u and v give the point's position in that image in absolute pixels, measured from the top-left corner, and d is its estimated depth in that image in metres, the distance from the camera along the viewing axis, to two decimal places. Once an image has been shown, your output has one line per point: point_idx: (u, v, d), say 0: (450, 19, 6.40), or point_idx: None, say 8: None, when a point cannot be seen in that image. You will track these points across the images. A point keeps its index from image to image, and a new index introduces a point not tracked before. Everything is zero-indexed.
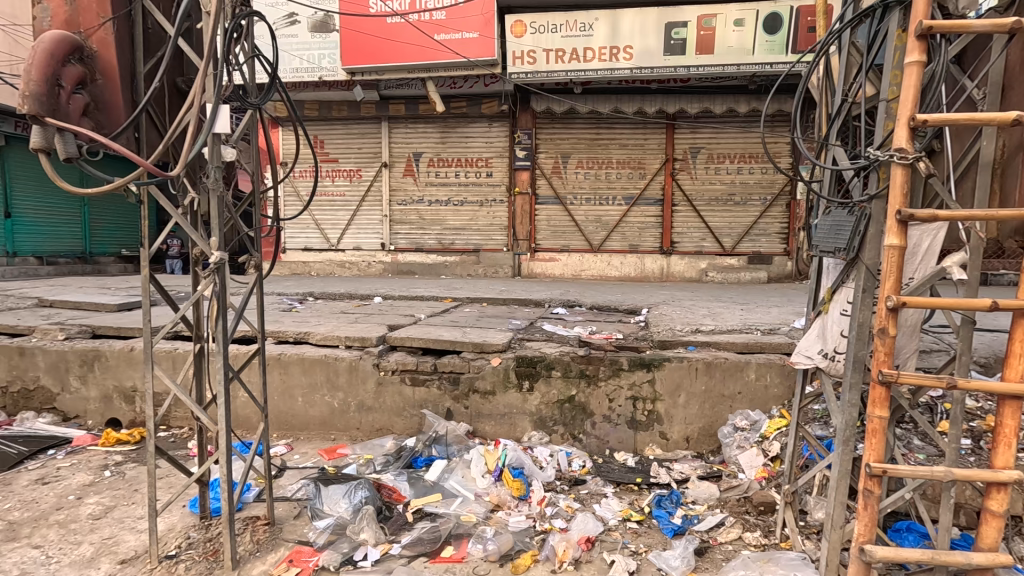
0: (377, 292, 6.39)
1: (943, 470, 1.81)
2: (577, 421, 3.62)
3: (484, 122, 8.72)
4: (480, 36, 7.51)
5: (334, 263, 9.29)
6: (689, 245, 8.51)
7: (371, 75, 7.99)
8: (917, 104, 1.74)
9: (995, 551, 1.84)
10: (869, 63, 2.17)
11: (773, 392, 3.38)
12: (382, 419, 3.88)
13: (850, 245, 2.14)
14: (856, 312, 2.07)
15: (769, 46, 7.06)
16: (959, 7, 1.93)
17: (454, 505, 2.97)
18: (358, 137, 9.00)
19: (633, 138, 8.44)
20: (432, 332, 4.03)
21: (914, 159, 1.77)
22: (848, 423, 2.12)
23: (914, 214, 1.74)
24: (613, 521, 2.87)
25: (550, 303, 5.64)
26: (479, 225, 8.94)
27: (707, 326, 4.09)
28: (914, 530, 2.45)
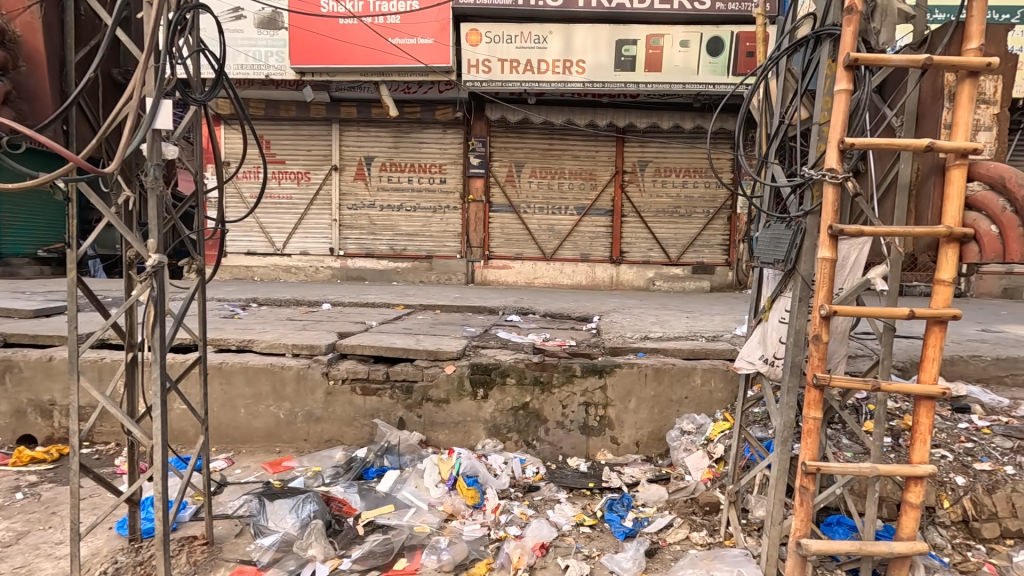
0: (326, 298, 6.22)
1: (869, 467, 1.96)
2: (531, 428, 3.64)
3: (438, 129, 8.68)
4: (435, 43, 7.52)
5: (280, 268, 8.94)
6: (638, 255, 8.79)
7: (322, 75, 7.77)
8: (845, 129, 1.89)
9: (913, 539, 2.01)
10: (804, 88, 2.34)
11: (717, 396, 3.54)
12: (331, 429, 3.75)
13: (787, 257, 2.28)
14: (794, 320, 2.21)
15: (712, 67, 7.46)
16: (879, 42, 2.10)
17: (408, 516, 2.91)
18: (307, 138, 8.74)
19: (585, 150, 8.66)
20: (384, 340, 3.95)
21: (843, 179, 1.93)
22: (786, 424, 2.25)
23: (843, 229, 1.89)
24: (566, 526, 2.90)
25: (504, 311, 5.67)
26: (432, 231, 8.86)
27: (655, 333, 4.24)
28: (843, 523, 2.62)
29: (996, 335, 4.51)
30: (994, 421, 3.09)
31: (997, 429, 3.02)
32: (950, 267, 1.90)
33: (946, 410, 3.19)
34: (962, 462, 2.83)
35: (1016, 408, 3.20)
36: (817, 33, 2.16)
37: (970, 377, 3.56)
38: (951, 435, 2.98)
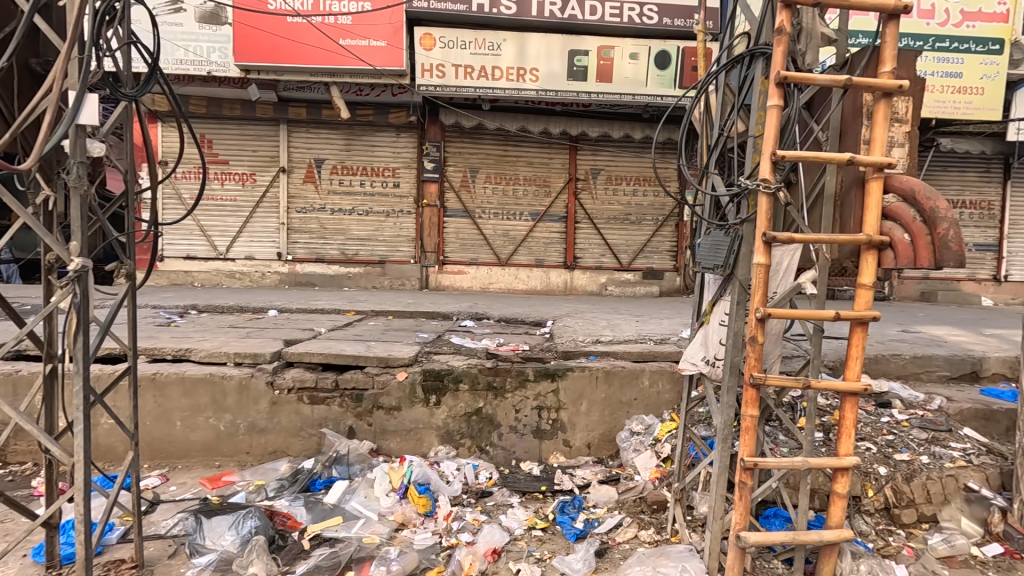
0: (273, 305, 5.99)
1: (801, 460, 2.09)
2: (484, 433, 3.63)
3: (391, 132, 8.58)
4: (388, 45, 7.43)
5: (222, 273, 8.54)
6: (590, 260, 8.97)
7: (268, 74, 7.49)
8: (777, 142, 2.02)
9: (841, 527, 2.16)
10: (741, 102, 2.46)
11: (665, 397, 3.66)
12: (276, 440, 3.61)
13: (726, 262, 2.39)
14: (732, 323, 2.32)
15: (659, 79, 7.74)
16: (806, 63, 2.26)
17: (357, 527, 2.84)
18: (253, 138, 8.43)
19: (539, 157, 8.78)
20: (333, 347, 3.84)
21: (775, 189, 2.05)
22: (726, 422, 2.35)
23: (776, 236, 2.01)
24: (518, 531, 2.91)
25: (458, 316, 5.65)
26: (385, 235, 8.72)
27: (606, 337, 4.34)
28: (780, 515, 2.75)
29: (913, 335, 4.89)
30: (911, 414, 3.34)
31: (914, 422, 3.27)
32: (871, 273, 2.06)
33: (870, 405, 3.43)
34: (884, 453, 3.05)
35: (930, 401, 3.47)
36: (751, 51, 2.29)
37: (891, 373, 3.85)
38: (875, 429, 3.21)
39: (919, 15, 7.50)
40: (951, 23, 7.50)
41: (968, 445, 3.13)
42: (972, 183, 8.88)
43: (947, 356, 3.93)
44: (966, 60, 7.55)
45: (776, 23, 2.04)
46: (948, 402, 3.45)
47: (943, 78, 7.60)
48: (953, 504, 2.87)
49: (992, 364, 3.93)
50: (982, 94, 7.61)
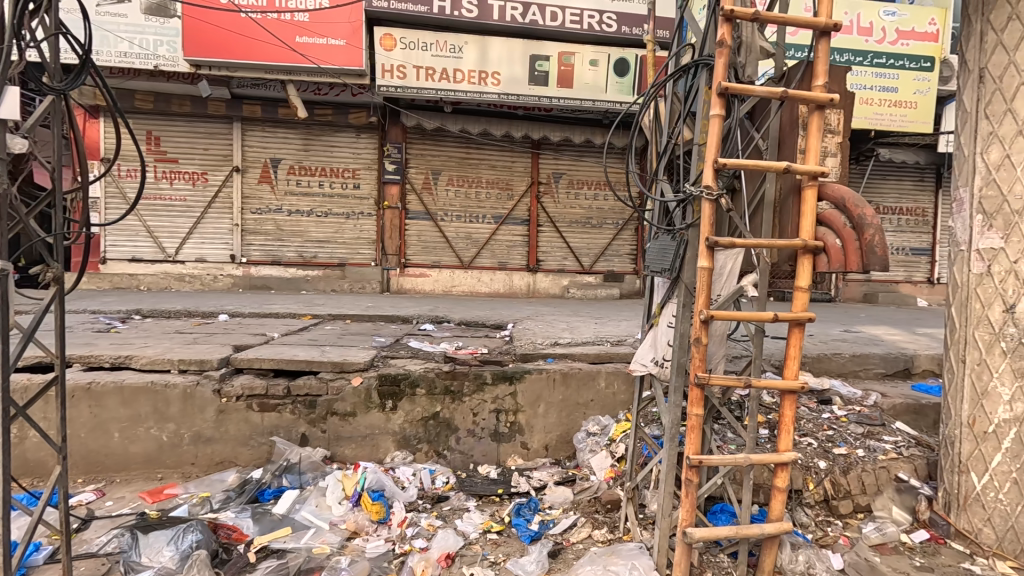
0: (223, 309, 5.77)
1: (745, 457, 2.17)
2: (441, 437, 3.61)
3: (351, 133, 8.44)
4: (347, 44, 7.29)
5: (171, 276, 8.17)
6: (553, 263, 9.05)
7: (221, 70, 7.22)
8: (719, 150, 2.10)
9: (781, 520, 2.26)
10: (687, 110, 2.54)
11: (620, 398, 3.73)
12: (224, 450, 3.48)
13: (673, 266, 2.46)
14: (679, 324, 2.38)
15: (618, 86, 7.91)
16: (746, 75, 2.36)
17: (306, 538, 2.78)
18: (204, 136, 8.13)
19: (501, 160, 8.82)
20: (285, 352, 3.73)
21: (717, 196, 2.14)
22: (673, 421, 2.41)
23: (718, 241, 2.09)
24: (474, 535, 2.91)
25: (418, 320, 5.59)
26: (345, 238, 8.55)
27: (564, 339, 4.39)
28: (726, 510, 2.84)
29: (855, 335, 5.15)
30: (849, 410, 3.53)
31: (852, 417, 3.46)
32: (807, 276, 2.17)
33: (812, 403, 3.59)
34: (823, 447, 3.20)
35: (867, 398, 3.67)
36: (696, 62, 2.37)
37: (833, 372, 4.04)
38: (816, 424, 3.37)
39: (858, 32, 7.94)
40: (887, 41, 7.97)
41: (899, 437, 3.33)
42: (908, 191, 9.47)
43: (883, 355, 4.16)
44: (901, 75, 8.04)
45: (717, 35, 2.12)
46: (882, 398, 3.65)
47: (880, 92, 8.07)
48: (885, 494, 3.05)
49: (923, 361, 4.19)
50: (916, 108, 8.12)
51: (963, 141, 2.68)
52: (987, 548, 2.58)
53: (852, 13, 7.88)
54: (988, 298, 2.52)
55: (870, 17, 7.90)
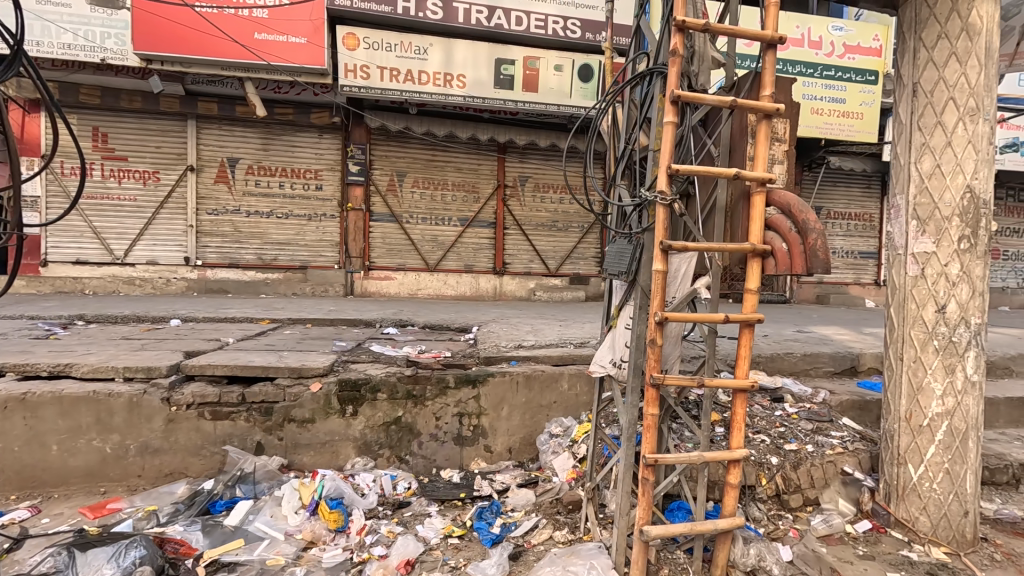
0: (176, 314, 5.54)
1: (698, 455, 2.23)
2: (403, 442, 3.56)
3: (313, 133, 8.27)
4: (309, 43, 7.13)
5: (119, 279, 7.79)
6: (519, 266, 9.09)
7: (174, 65, 6.94)
8: (672, 156, 2.15)
9: (734, 515, 2.35)
10: (642, 117, 2.60)
11: (582, 399, 3.78)
12: (173, 461, 3.34)
13: (629, 268, 2.51)
14: (635, 326, 2.43)
15: (583, 91, 8.02)
16: (699, 83, 2.43)
17: (260, 549, 2.70)
18: (156, 134, 7.81)
19: (467, 163, 8.81)
20: (240, 358, 3.62)
21: (670, 201, 2.20)
22: (630, 421, 2.46)
23: (672, 245, 2.15)
24: (435, 540, 2.88)
25: (381, 324, 5.51)
26: (306, 240, 8.35)
27: (528, 341, 4.41)
28: (682, 507, 2.90)
29: (807, 336, 5.37)
30: (800, 407, 3.69)
31: (802, 414, 3.61)
32: (756, 279, 2.26)
33: (765, 401, 3.73)
34: (775, 444, 3.32)
35: (816, 395, 3.84)
36: (651, 69, 2.43)
37: (785, 370, 4.20)
38: (768, 422, 3.50)
39: (809, 45, 8.31)
40: (836, 54, 8.37)
41: (845, 432, 3.49)
42: (857, 197, 9.97)
43: (832, 354, 4.36)
44: (849, 88, 8.46)
45: (670, 44, 2.17)
46: (831, 395, 3.82)
47: (830, 103, 8.46)
48: (832, 487, 3.18)
49: (868, 360, 4.40)
50: (862, 119, 8.56)
51: (899, 151, 2.83)
52: (924, 535, 2.74)
53: (803, 27, 8.25)
54: (922, 299, 2.67)
55: (819, 31, 8.30)
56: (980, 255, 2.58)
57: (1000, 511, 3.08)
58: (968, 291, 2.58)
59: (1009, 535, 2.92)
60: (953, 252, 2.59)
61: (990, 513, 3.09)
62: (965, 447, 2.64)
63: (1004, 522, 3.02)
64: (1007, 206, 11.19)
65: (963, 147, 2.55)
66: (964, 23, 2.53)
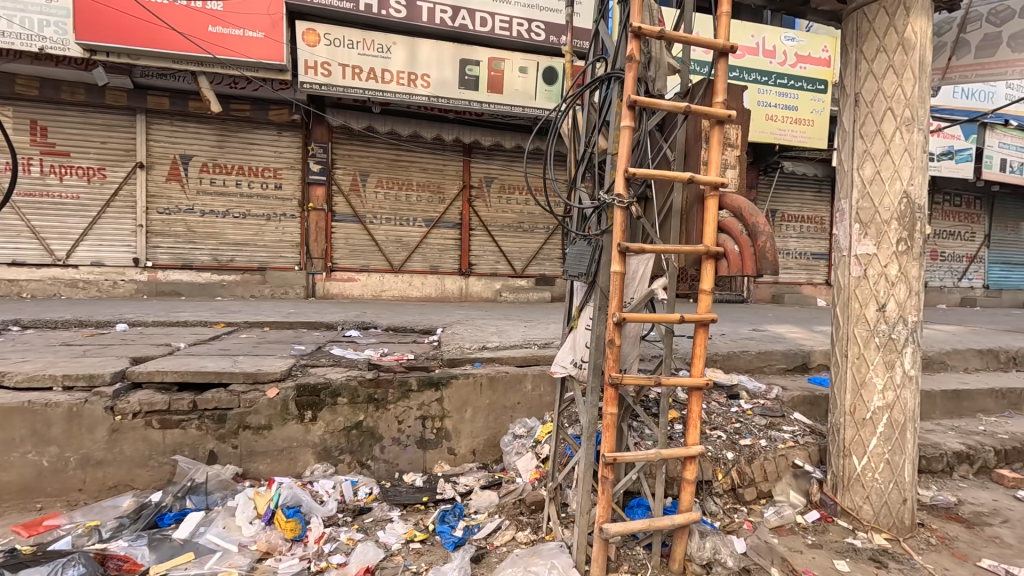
0: (122, 318, 5.28)
1: (655, 452, 2.28)
2: (365, 447, 3.50)
3: (272, 130, 8.04)
4: (266, 37, 6.92)
5: (61, 282, 7.36)
6: (485, 267, 9.08)
7: (120, 57, 6.61)
8: (629, 160, 2.19)
9: (690, 510, 2.41)
10: (602, 120, 2.64)
11: (546, 399, 3.81)
12: (118, 473, 3.18)
13: (589, 270, 2.54)
14: (595, 327, 2.46)
15: (548, 94, 8.08)
16: (655, 89, 2.49)
17: (211, 562, 2.61)
18: (101, 128, 7.42)
19: (433, 163, 8.74)
20: (191, 363, 3.47)
21: (628, 204, 2.24)
22: (590, 421, 2.49)
23: (629, 247, 2.19)
24: (396, 545, 2.84)
25: (343, 326, 5.40)
26: (265, 240, 8.11)
27: (493, 342, 4.41)
28: (642, 504, 2.95)
29: (762, 334, 5.56)
30: (755, 403, 3.82)
31: (757, 410, 3.74)
32: (709, 280, 2.33)
33: (721, 397, 3.85)
34: (732, 439, 3.42)
35: (770, 391, 3.99)
36: (609, 74, 2.47)
37: (741, 368, 4.35)
38: (725, 418, 3.61)
39: (764, 54, 8.62)
40: (788, 63, 8.72)
41: (797, 427, 3.64)
42: (809, 201, 10.43)
43: (784, 351, 4.53)
44: (800, 96, 8.83)
45: (627, 50, 2.21)
46: (783, 391, 3.97)
47: (783, 110, 8.80)
48: (784, 480, 3.31)
49: (818, 356, 4.60)
50: (813, 126, 8.95)
51: (844, 158, 2.97)
52: (867, 523, 2.89)
53: (758, 36, 8.56)
54: (864, 299, 2.81)
55: (773, 41, 8.62)
56: (916, 257, 2.74)
57: (936, 497, 3.28)
58: (905, 291, 2.74)
59: (944, 520, 3.11)
60: (892, 254, 2.73)
61: (927, 500, 3.28)
62: (903, 438, 2.80)
63: (939, 507, 3.21)
64: (944, 210, 11.92)
65: (900, 154, 2.70)
66: (900, 38, 2.68)
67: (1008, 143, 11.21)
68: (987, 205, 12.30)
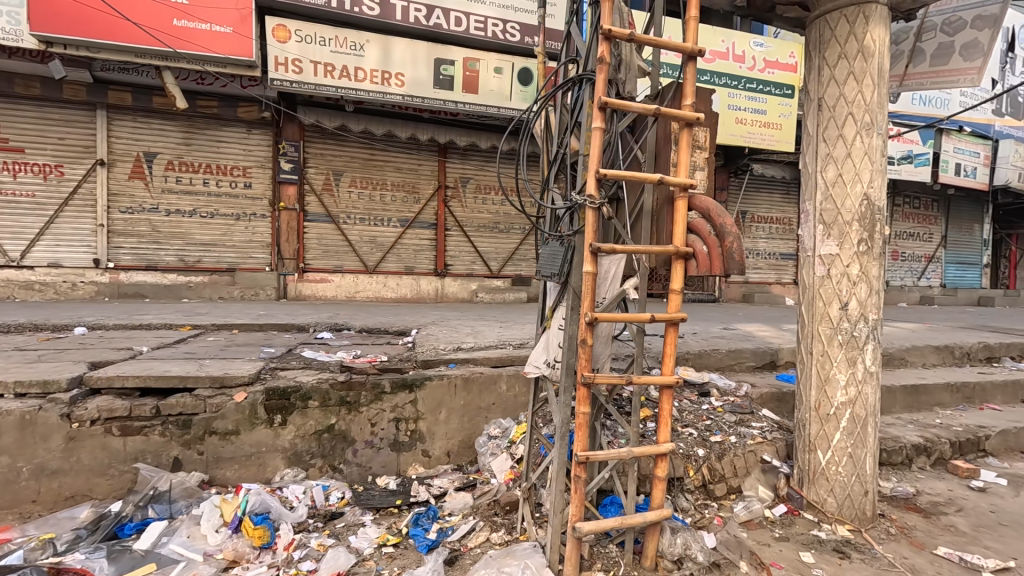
0: (82, 321, 5.07)
1: (627, 451, 2.30)
2: (337, 451, 3.44)
3: (241, 127, 7.84)
4: (234, 33, 6.73)
5: (15, 284, 7.03)
6: (461, 267, 9.04)
7: (79, 50, 6.35)
8: (600, 160, 2.21)
9: (661, 507, 2.45)
10: (574, 121, 2.65)
11: (520, 400, 3.82)
12: (75, 483, 3.05)
13: (561, 270, 2.56)
14: (568, 327, 2.47)
15: (523, 95, 8.09)
16: (626, 91, 2.52)
17: (174, 572, 2.53)
18: (58, 124, 7.12)
19: (407, 163, 8.66)
20: (154, 368, 3.36)
21: (599, 204, 2.25)
22: (563, 420, 2.50)
23: (600, 247, 2.20)
24: (368, 550, 2.80)
25: (315, 328, 5.30)
26: (234, 240, 7.90)
27: (467, 343, 4.39)
28: (615, 502, 2.98)
29: (733, 333, 5.68)
30: (725, 400, 3.90)
31: (727, 407, 3.82)
32: (679, 280, 2.37)
33: (693, 396, 3.92)
34: (702, 436, 3.48)
35: (740, 388, 4.08)
36: (580, 76, 2.48)
37: (712, 366, 4.43)
38: (696, 415, 3.68)
39: (733, 59, 8.82)
40: (757, 68, 8.94)
41: (765, 423, 3.73)
42: (777, 203, 10.71)
43: (754, 349, 4.64)
44: (769, 100, 9.07)
45: (598, 52, 2.22)
46: (752, 389, 4.06)
47: (752, 114, 9.02)
48: (753, 475, 3.39)
49: (785, 354, 4.73)
50: (781, 129, 9.20)
51: (808, 161, 3.06)
52: (831, 515, 2.97)
53: (727, 41, 8.75)
54: (828, 298, 2.90)
55: (742, 46, 8.83)
56: (876, 257, 2.83)
57: (896, 489, 3.41)
58: (866, 290, 2.83)
59: (903, 510, 3.23)
60: (854, 254, 2.82)
61: (888, 491, 3.40)
62: (865, 432, 2.89)
63: (899, 498, 3.33)
64: (904, 212, 12.38)
65: (860, 158, 2.80)
66: (860, 45, 2.77)
67: (962, 148, 11.74)
68: (944, 208, 12.84)
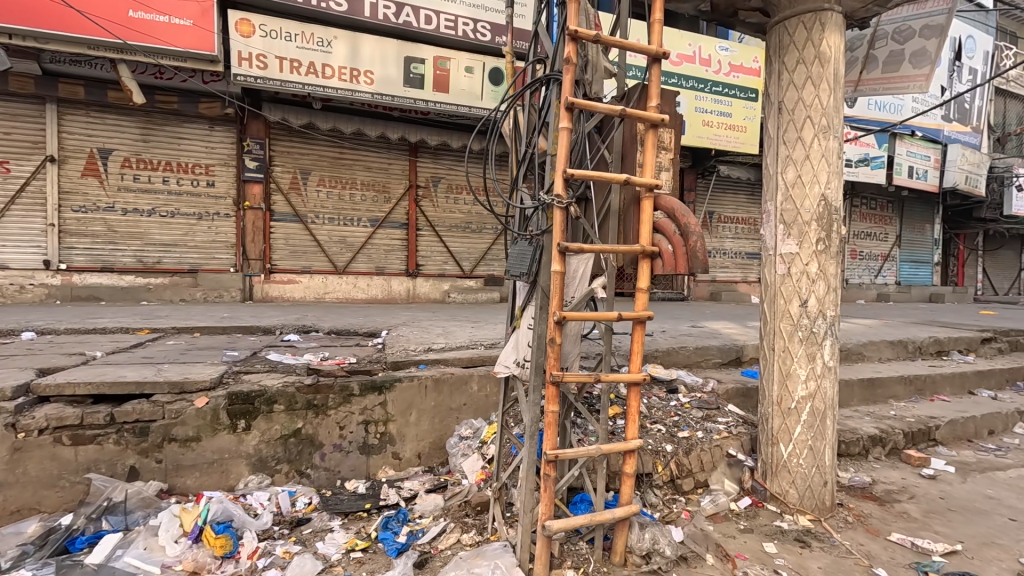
0: (30, 325, 4.82)
1: (596, 449, 2.32)
2: (304, 455, 3.36)
3: (202, 124, 7.59)
4: (194, 26, 6.51)
5: None
6: (433, 268, 8.97)
7: (25, 41, 6.02)
8: (568, 160, 2.22)
9: (630, 503, 2.48)
10: (541, 122, 2.66)
11: (491, 399, 3.81)
12: (20, 496, 2.89)
13: (530, 270, 2.56)
14: (537, 326, 2.47)
15: (494, 94, 8.08)
16: (592, 92, 2.54)
17: None
18: (4, 118, 6.76)
19: (377, 162, 8.55)
20: (108, 373, 3.22)
21: (566, 204, 2.26)
22: (533, 420, 2.50)
23: (568, 246, 2.22)
24: (336, 556, 2.74)
25: (282, 330, 5.17)
26: (196, 240, 7.65)
27: (439, 344, 4.36)
28: (585, 499, 3.01)
29: (700, 330, 5.80)
30: (692, 396, 3.99)
31: (694, 403, 3.91)
32: (646, 278, 2.40)
33: (661, 392, 3.99)
34: (670, 432, 3.54)
35: (706, 384, 4.17)
36: (547, 76, 2.49)
37: (680, 363, 4.52)
38: (664, 412, 3.75)
39: (700, 62, 9.01)
40: (722, 72, 9.18)
41: (730, 418, 3.82)
42: (742, 203, 11.01)
43: (719, 346, 4.75)
44: (734, 103, 9.32)
45: (564, 53, 2.23)
46: (718, 385, 4.16)
47: (718, 116, 9.24)
48: (719, 469, 3.45)
49: (750, 350, 4.86)
50: (745, 132, 9.46)
51: (769, 163, 3.14)
52: (792, 506, 3.07)
53: (694, 45, 8.94)
54: (788, 296, 3.00)
55: (708, 50, 9.04)
56: (833, 255, 2.93)
57: (854, 479, 3.54)
58: (824, 288, 2.93)
59: (860, 499, 3.36)
60: (813, 253, 2.91)
61: (846, 481, 3.54)
62: (824, 425, 3.00)
63: (856, 488, 3.47)
64: (862, 212, 12.89)
65: (818, 160, 2.89)
66: (816, 51, 2.86)
67: (914, 152, 12.30)
68: (898, 208, 13.43)
